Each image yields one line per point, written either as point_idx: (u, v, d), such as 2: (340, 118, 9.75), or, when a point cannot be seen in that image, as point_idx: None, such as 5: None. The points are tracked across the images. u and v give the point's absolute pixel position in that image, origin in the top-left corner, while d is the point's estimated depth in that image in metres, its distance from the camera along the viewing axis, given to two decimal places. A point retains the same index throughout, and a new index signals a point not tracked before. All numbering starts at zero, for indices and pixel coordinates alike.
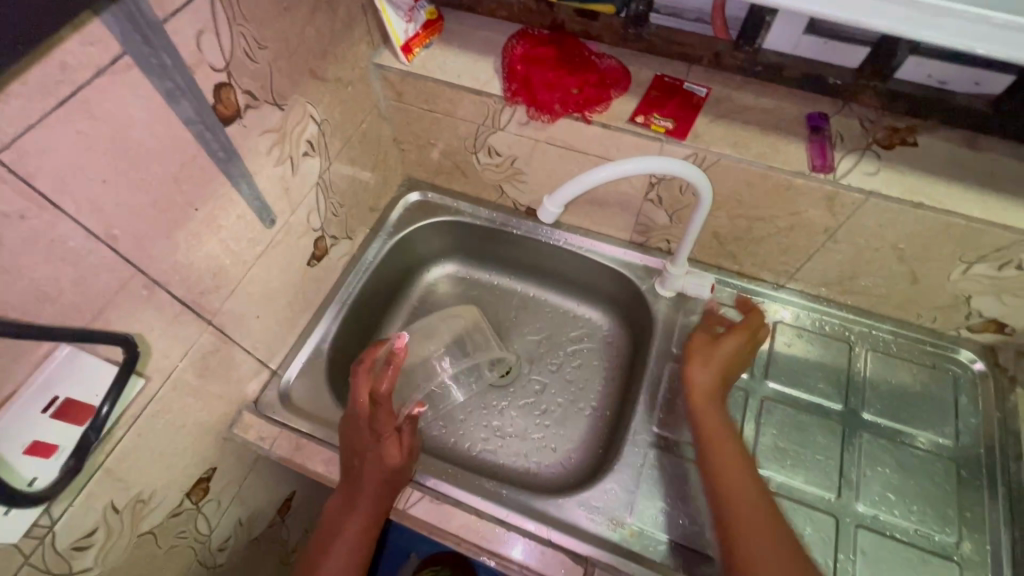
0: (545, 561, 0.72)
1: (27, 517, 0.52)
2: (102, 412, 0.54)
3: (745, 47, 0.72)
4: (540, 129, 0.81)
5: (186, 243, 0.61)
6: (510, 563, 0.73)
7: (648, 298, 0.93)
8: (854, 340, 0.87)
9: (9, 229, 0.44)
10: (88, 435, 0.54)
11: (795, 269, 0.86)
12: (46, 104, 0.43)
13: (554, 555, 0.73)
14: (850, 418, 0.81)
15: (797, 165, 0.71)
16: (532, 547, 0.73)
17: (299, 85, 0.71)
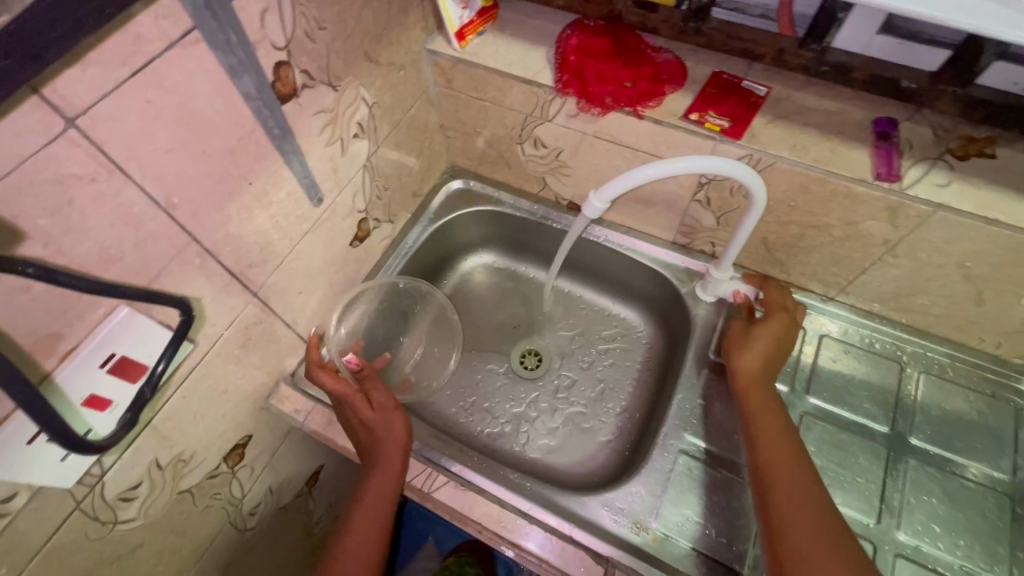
0: (565, 559, 0.72)
1: (81, 465, 0.55)
2: (157, 369, 0.56)
3: (812, 45, 0.69)
4: (589, 122, 0.79)
5: (238, 216, 0.63)
6: (527, 554, 0.73)
7: (687, 301, 0.91)
8: (907, 361, 0.83)
9: (81, 191, 0.46)
10: (144, 391, 0.55)
11: (846, 281, 0.82)
12: (120, 73, 0.45)
13: (575, 552, 0.72)
14: (896, 442, 0.77)
15: (859, 172, 0.67)
16: (550, 542, 0.73)
17: (354, 67, 0.72)
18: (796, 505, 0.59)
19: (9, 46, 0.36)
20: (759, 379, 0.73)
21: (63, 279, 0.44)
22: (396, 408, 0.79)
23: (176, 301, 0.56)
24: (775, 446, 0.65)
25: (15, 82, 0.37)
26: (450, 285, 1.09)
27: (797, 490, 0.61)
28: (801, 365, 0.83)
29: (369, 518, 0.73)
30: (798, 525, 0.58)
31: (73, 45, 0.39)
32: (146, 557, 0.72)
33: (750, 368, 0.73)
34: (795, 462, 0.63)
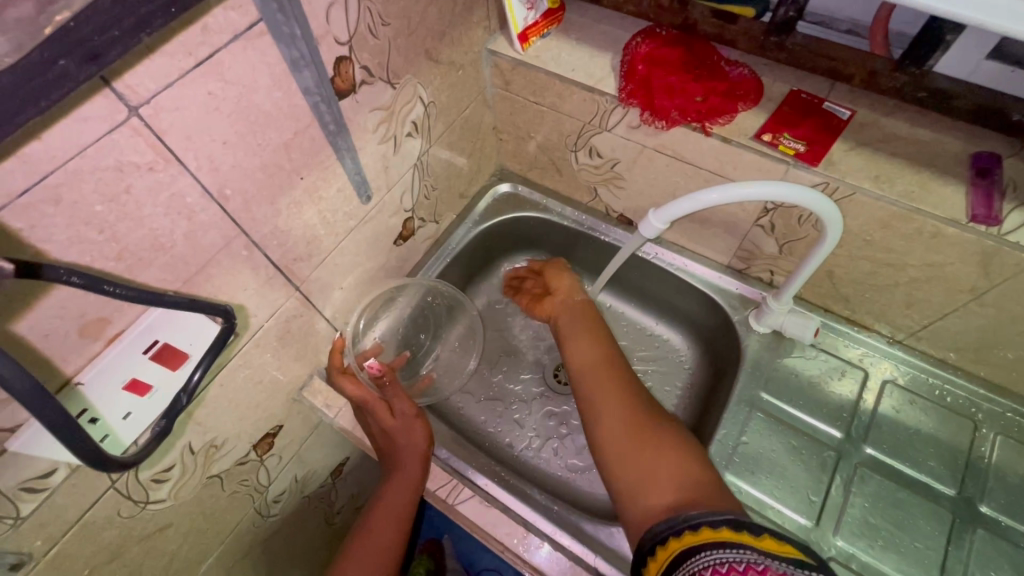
0: None
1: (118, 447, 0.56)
2: (193, 378, 0.56)
3: (911, 69, 0.62)
4: (651, 135, 0.76)
5: (287, 211, 0.63)
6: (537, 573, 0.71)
7: (738, 330, 0.86)
8: (981, 419, 0.75)
9: (140, 180, 0.46)
10: (179, 399, 0.56)
11: (919, 326, 0.76)
12: (185, 64, 0.44)
13: None
14: (963, 507, 0.70)
15: (951, 212, 0.61)
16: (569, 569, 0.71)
17: (414, 65, 0.70)
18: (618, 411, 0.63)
19: (65, 45, 0.35)
20: (578, 320, 0.79)
21: (106, 288, 0.43)
22: (418, 415, 0.78)
23: (218, 309, 0.56)
24: (586, 358, 0.72)
25: (73, 82, 0.36)
26: (488, 289, 1.07)
27: (608, 394, 0.66)
28: (859, 411, 0.77)
29: (389, 521, 0.73)
30: (608, 419, 0.63)
31: (137, 43, 0.38)
32: (173, 537, 0.73)
33: (569, 315, 0.80)
34: (612, 370, 0.69)
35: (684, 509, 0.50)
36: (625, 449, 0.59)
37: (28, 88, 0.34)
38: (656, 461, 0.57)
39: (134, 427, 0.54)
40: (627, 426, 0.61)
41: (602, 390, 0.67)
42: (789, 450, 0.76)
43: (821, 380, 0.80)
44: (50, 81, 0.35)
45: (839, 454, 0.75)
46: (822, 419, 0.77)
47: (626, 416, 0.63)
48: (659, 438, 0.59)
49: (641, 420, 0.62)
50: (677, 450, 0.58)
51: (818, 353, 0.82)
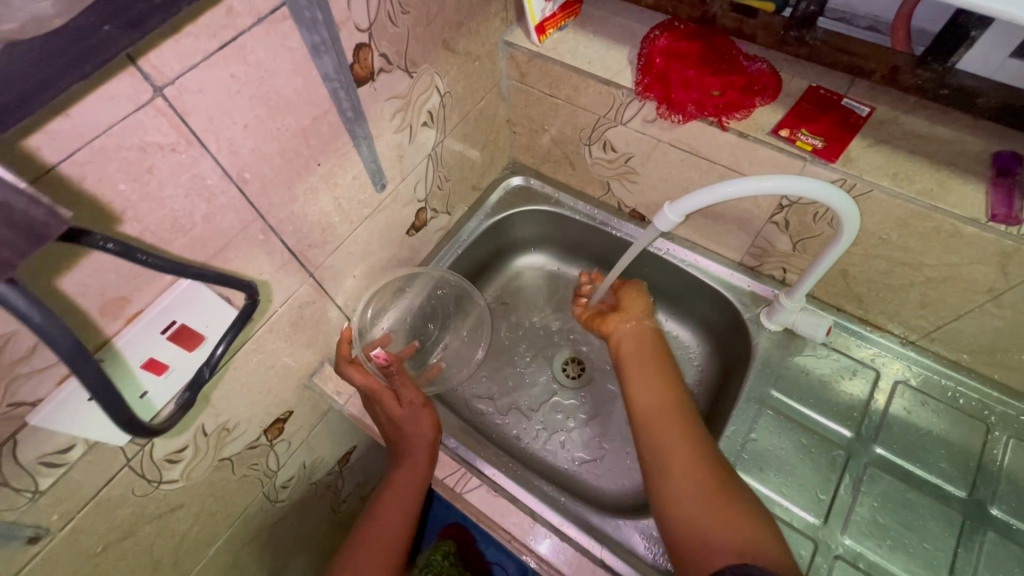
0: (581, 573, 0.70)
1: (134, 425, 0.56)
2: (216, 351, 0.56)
3: (932, 65, 0.61)
4: (667, 129, 0.75)
5: (304, 196, 0.63)
6: (542, 562, 0.71)
7: (749, 327, 0.85)
8: (994, 422, 0.75)
9: (162, 159, 0.46)
10: (203, 372, 0.56)
11: (933, 327, 0.75)
12: (210, 45, 0.45)
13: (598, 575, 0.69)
14: (973, 510, 0.70)
15: (970, 211, 0.60)
16: (574, 559, 0.71)
17: (431, 54, 0.70)
18: (685, 462, 0.62)
19: (111, 9, 0.35)
20: (642, 354, 0.77)
21: (141, 257, 0.41)
22: (426, 405, 0.78)
23: (244, 284, 0.55)
24: (653, 398, 0.70)
25: (116, 47, 0.36)
26: (499, 282, 1.07)
27: (675, 435, 0.65)
28: (870, 411, 0.77)
29: (397, 509, 0.74)
30: (673, 461, 0.63)
31: (174, 12, 0.38)
32: (184, 518, 0.74)
33: (632, 346, 0.79)
34: (678, 409, 0.69)
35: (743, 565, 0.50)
36: (692, 495, 0.60)
37: (68, 56, 0.34)
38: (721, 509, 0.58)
39: (152, 403, 0.56)
40: (692, 471, 0.61)
41: (669, 430, 0.66)
42: (798, 449, 0.75)
43: (831, 379, 0.79)
44: (91, 48, 0.35)
45: (848, 454, 0.74)
46: (832, 418, 0.77)
47: (691, 460, 0.63)
48: (724, 489, 0.60)
49: (708, 476, 0.61)
50: (742, 503, 0.59)
51: (829, 352, 0.82)
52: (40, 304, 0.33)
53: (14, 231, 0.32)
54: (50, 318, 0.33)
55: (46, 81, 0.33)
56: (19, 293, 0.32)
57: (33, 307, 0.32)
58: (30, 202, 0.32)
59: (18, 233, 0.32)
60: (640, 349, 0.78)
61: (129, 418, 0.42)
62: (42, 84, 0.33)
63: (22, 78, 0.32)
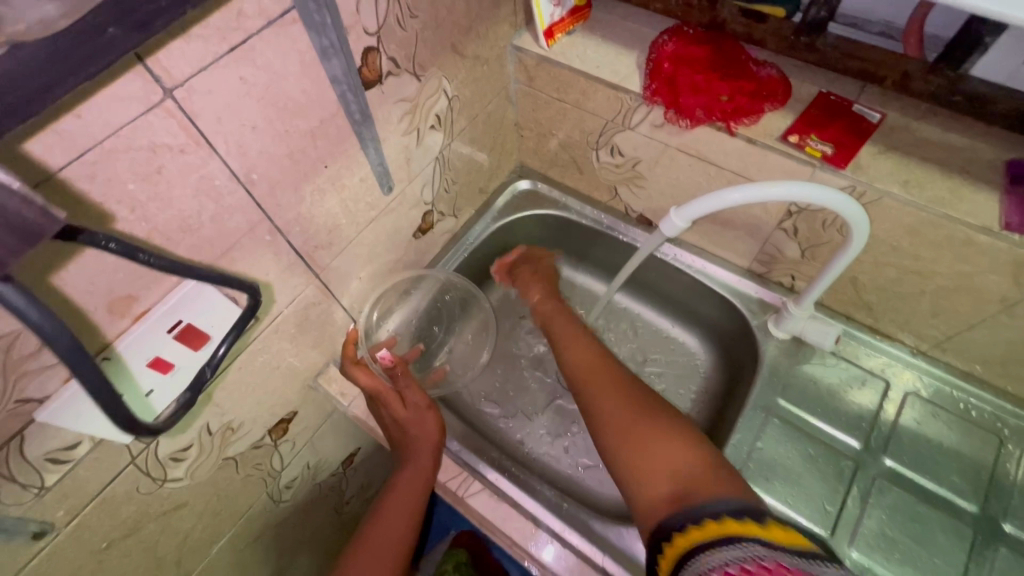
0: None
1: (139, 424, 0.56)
2: (218, 352, 0.57)
3: (946, 71, 0.60)
4: (675, 134, 0.75)
5: (311, 198, 0.64)
6: (543, 568, 0.71)
7: (757, 334, 0.84)
8: (1007, 436, 0.73)
9: (171, 160, 0.47)
10: (205, 372, 0.57)
11: (945, 337, 0.74)
12: (219, 48, 0.45)
13: None
14: (985, 525, 0.68)
15: (983, 219, 0.59)
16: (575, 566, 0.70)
17: (439, 58, 0.71)
18: (615, 403, 0.64)
19: (119, 12, 0.35)
20: (566, 316, 0.84)
21: (142, 257, 0.43)
22: (430, 407, 0.78)
23: (245, 286, 0.56)
24: (580, 352, 0.74)
25: (121, 49, 0.36)
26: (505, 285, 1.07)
27: (603, 383, 0.68)
28: (879, 422, 0.76)
29: (400, 511, 0.74)
30: (608, 417, 0.63)
31: (180, 14, 0.39)
32: (188, 516, 0.74)
33: (553, 308, 0.87)
34: (600, 363, 0.71)
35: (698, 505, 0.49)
36: (624, 448, 0.59)
37: (74, 58, 0.34)
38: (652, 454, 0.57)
39: (159, 403, 0.56)
40: (621, 424, 0.62)
41: (596, 383, 0.68)
42: (805, 459, 0.74)
43: (840, 388, 0.78)
44: (99, 49, 0.35)
45: (857, 465, 0.73)
46: (840, 428, 0.76)
47: (625, 413, 0.63)
48: (656, 431, 0.59)
49: (639, 412, 0.62)
50: (678, 440, 0.58)
51: (838, 361, 0.81)
52: (36, 303, 0.33)
53: (8, 232, 0.32)
54: (47, 315, 0.34)
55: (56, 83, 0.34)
56: (20, 292, 0.33)
57: (30, 305, 0.33)
58: (24, 203, 0.32)
59: (12, 234, 0.32)
60: (561, 312, 0.85)
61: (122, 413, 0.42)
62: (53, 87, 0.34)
63: (28, 78, 0.32)
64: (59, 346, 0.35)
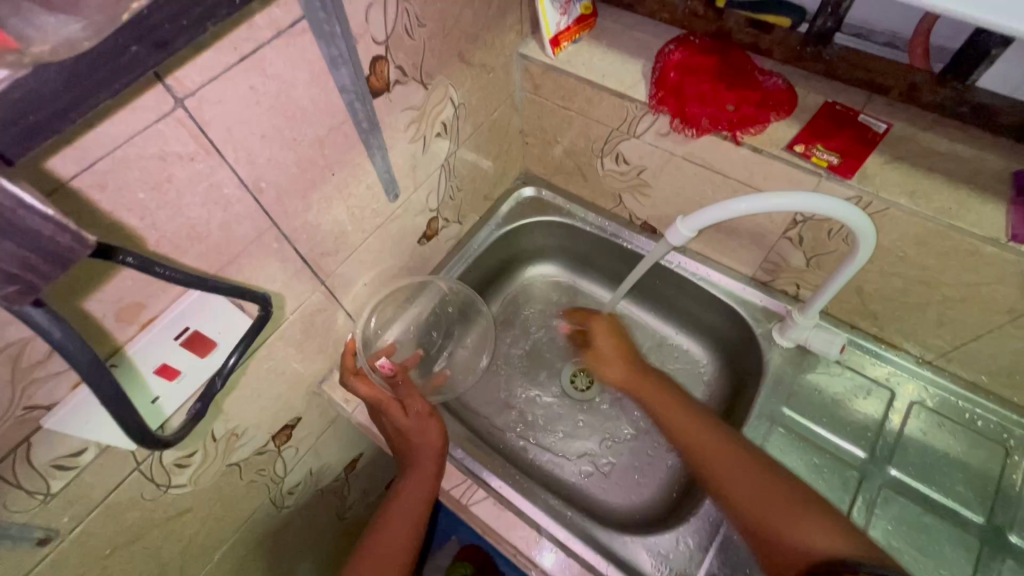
0: None
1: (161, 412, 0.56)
2: (229, 362, 0.57)
3: (954, 83, 0.62)
4: (680, 142, 0.75)
5: (318, 206, 0.64)
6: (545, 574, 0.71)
7: (761, 343, 0.84)
8: (1013, 446, 0.73)
9: (181, 168, 0.47)
10: (214, 384, 0.57)
11: (951, 347, 0.74)
12: (230, 58, 0.45)
13: None
14: (991, 536, 0.68)
15: (991, 230, 0.59)
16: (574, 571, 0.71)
17: (446, 66, 0.71)
18: (729, 468, 0.67)
19: (142, 31, 0.35)
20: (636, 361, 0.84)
21: (159, 271, 0.43)
22: (433, 414, 0.77)
23: (259, 297, 0.56)
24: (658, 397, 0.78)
25: (143, 66, 0.37)
26: (510, 291, 1.07)
27: (714, 451, 0.69)
28: (885, 432, 0.75)
29: (403, 520, 0.73)
30: (729, 483, 0.66)
31: (201, 33, 0.39)
32: (191, 523, 0.74)
33: (613, 353, 0.86)
34: (712, 437, 0.70)
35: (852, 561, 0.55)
36: (772, 526, 0.62)
37: (99, 75, 0.35)
38: (792, 530, 0.60)
39: (171, 404, 0.57)
40: (754, 501, 0.64)
41: (705, 445, 0.70)
42: (810, 468, 0.74)
43: (845, 398, 0.78)
44: (120, 67, 0.35)
45: (862, 475, 0.73)
46: (845, 438, 0.76)
47: (756, 490, 0.64)
48: (789, 504, 0.62)
49: (768, 484, 0.65)
50: (829, 520, 0.60)
51: (843, 369, 0.80)
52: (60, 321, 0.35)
53: (39, 256, 0.33)
54: (70, 335, 0.35)
55: (74, 101, 0.34)
56: (50, 316, 0.34)
57: (54, 323, 0.34)
58: (58, 229, 0.33)
59: (43, 258, 0.33)
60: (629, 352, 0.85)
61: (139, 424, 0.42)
62: (70, 103, 0.34)
63: (51, 98, 0.33)
64: (82, 366, 0.36)
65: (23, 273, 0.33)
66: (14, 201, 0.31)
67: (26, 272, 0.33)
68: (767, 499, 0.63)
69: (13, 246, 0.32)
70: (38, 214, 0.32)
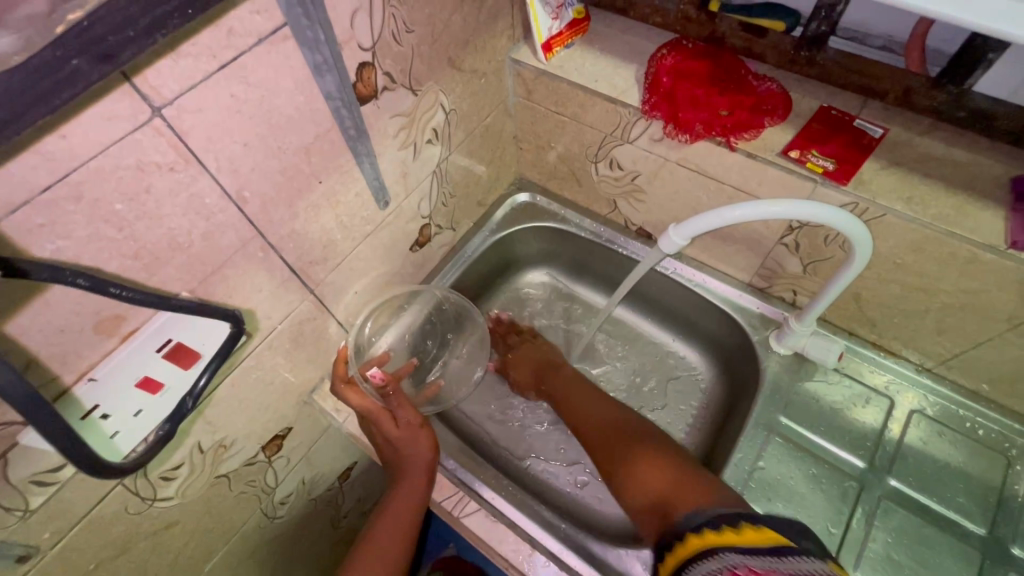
0: None
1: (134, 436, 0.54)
2: (200, 382, 0.57)
3: (949, 87, 0.60)
4: (674, 148, 0.74)
5: (305, 214, 0.63)
6: None
7: (758, 351, 0.83)
8: (1015, 456, 0.72)
9: (160, 179, 0.46)
10: (185, 403, 0.57)
11: (951, 355, 0.73)
12: (209, 66, 0.45)
13: None
14: (993, 549, 0.67)
15: (989, 237, 0.58)
16: None
17: (436, 72, 0.70)
18: (648, 469, 0.67)
19: (81, 44, 0.35)
20: (573, 383, 0.88)
21: (113, 289, 0.45)
22: (423, 425, 0.77)
23: (226, 314, 0.57)
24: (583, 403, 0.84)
25: (84, 82, 0.35)
26: (506, 297, 1.06)
27: (588, 417, 0.81)
28: (883, 441, 0.74)
29: (394, 534, 0.72)
30: (595, 441, 0.77)
31: (151, 43, 0.37)
32: (179, 536, 0.73)
33: (555, 383, 0.89)
34: (610, 412, 0.80)
35: (692, 513, 0.57)
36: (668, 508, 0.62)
37: (35, 91, 0.34)
38: (643, 477, 0.67)
39: (137, 431, 0.54)
40: (614, 455, 0.73)
41: (576, 408, 0.84)
42: (808, 479, 0.73)
43: (843, 406, 0.77)
44: (60, 80, 0.34)
45: (861, 486, 0.72)
46: (844, 447, 0.74)
47: (617, 447, 0.74)
48: (640, 454, 0.70)
49: (673, 473, 0.65)
50: (669, 465, 0.67)
51: (842, 377, 0.79)
52: None
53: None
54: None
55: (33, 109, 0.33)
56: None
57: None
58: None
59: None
60: (568, 378, 0.89)
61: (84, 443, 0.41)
62: None
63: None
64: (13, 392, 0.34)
65: None
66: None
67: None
68: (677, 490, 0.62)
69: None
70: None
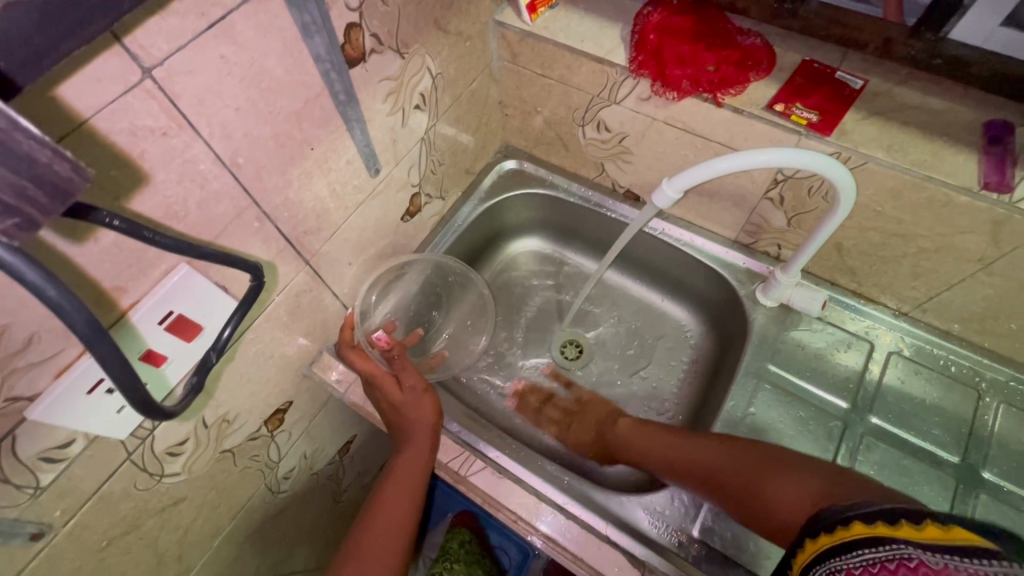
0: (580, 545, 0.71)
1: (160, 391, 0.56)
2: (225, 334, 0.54)
3: (926, 34, 0.60)
4: (661, 107, 0.75)
5: (298, 181, 0.62)
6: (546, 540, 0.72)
7: (746, 304, 0.86)
8: (984, 389, 0.77)
9: (153, 143, 0.45)
10: (210, 356, 0.54)
11: (926, 298, 0.77)
12: (198, 24, 0.43)
13: (595, 544, 0.71)
14: (967, 474, 0.72)
15: (963, 179, 0.61)
16: (567, 528, 0.72)
17: (422, 34, 0.69)
18: (755, 471, 0.62)
19: None
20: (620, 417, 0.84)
21: (148, 234, 0.40)
22: (427, 390, 0.78)
23: (247, 265, 0.51)
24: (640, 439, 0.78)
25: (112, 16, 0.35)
26: (496, 265, 1.07)
27: (693, 453, 0.69)
28: (865, 382, 0.78)
29: (403, 494, 0.74)
30: (711, 472, 0.66)
31: None
32: (188, 511, 0.73)
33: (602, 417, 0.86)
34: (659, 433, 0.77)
35: (836, 508, 0.49)
36: (773, 503, 0.59)
37: (57, 30, 0.32)
38: (776, 483, 0.60)
39: (173, 375, 0.56)
40: (735, 488, 0.63)
41: (677, 450, 0.72)
42: (797, 422, 0.76)
43: (826, 352, 0.81)
44: (94, 10, 0.34)
45: (844, 425, 0.76)
46: (828, 390, 0.78)
47: (736, 477, 0.64)
48: (763, 463, 0.63)
49: (767, 467, 0.62)
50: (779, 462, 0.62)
51: (825, 325, 0.83)
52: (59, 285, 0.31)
53: (36, 184, 0.32)
54: (66, 292, 0.31)
55: (46, 47, 0.32)
56: (31, 264, 0.30)
57: (46, 281, 0.30)
58: (54, 155, 0.32)
59: (40, 187, 0.32)
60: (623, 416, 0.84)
61: (142, 398, 0.39)
62: (43, 50, 0.32)
63: (22, 42, 0.31)
64: (79, 326, 0.32)
65: (22, 204, 0.32)
66: (6, 120, 0.30)
67: (24, 203, 0.31)
68: (781, 481, 0.59)
69: (9, 174, 0.30)
70: (30, 136, 0.30)
